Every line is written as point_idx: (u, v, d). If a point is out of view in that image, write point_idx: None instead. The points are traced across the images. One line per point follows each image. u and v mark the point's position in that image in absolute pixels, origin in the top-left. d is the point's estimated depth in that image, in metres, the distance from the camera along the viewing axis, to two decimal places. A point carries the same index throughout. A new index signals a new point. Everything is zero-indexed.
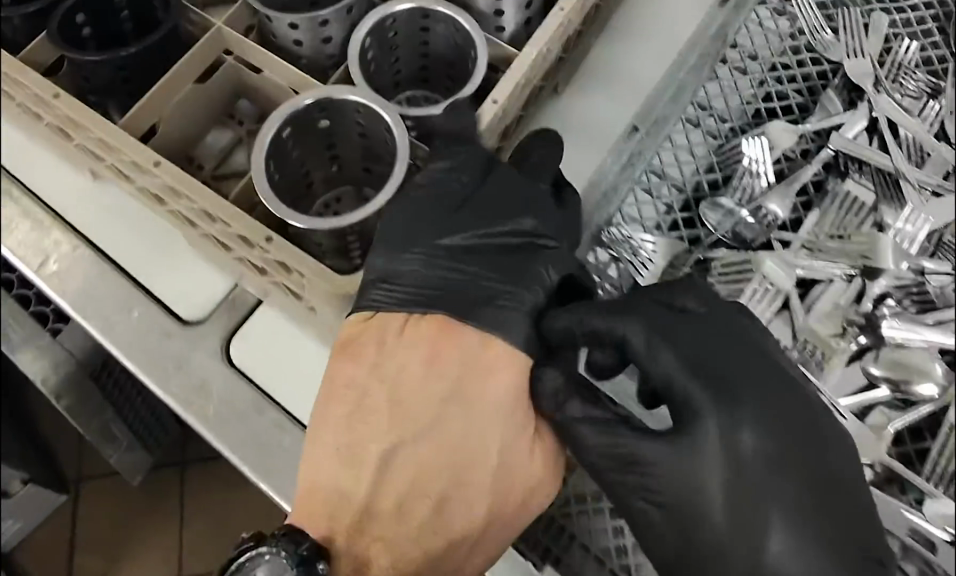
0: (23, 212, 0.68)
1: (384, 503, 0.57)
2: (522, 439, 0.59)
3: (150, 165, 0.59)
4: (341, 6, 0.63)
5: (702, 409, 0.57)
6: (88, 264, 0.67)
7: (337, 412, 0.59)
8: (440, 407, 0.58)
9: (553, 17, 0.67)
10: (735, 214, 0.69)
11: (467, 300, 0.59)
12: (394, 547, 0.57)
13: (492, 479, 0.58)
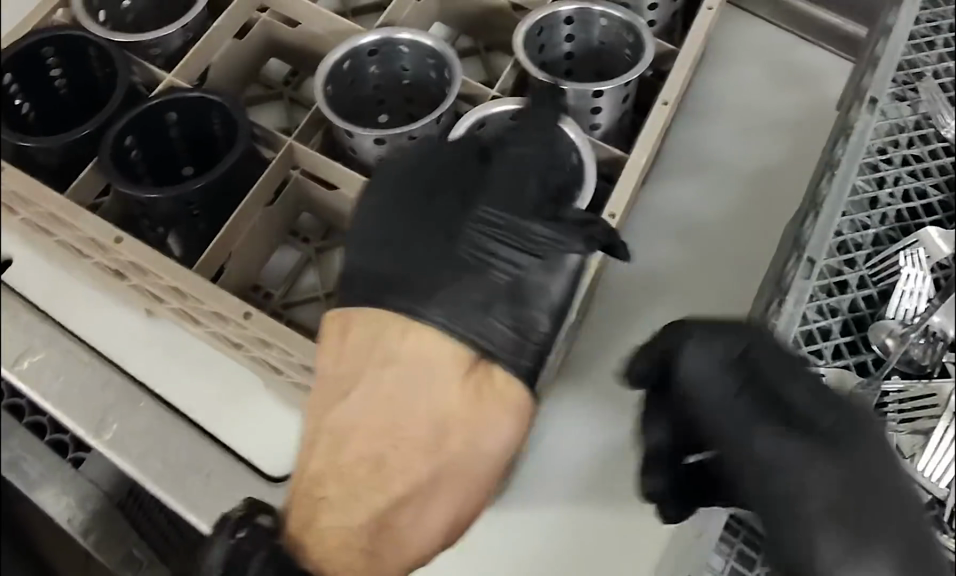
0: (68, 363, 0.59)
1: (339, 482, 0.50)
2: (455, 405, 0.48)
3: (239, 317, 0.52)
4: (433, 117, 0.56)
5: (795, 401, 0.48)
6: (152, 420, 0.57)
7: (315, 401, 0.51)
8: (400, 409, 0.48)
9: (657, 115, 0.61)
10: (905, 341, 0.52)
11: (430, 280, 0.49)
12: (351, 531, 0.50)
13: (435, 462, 0.49)
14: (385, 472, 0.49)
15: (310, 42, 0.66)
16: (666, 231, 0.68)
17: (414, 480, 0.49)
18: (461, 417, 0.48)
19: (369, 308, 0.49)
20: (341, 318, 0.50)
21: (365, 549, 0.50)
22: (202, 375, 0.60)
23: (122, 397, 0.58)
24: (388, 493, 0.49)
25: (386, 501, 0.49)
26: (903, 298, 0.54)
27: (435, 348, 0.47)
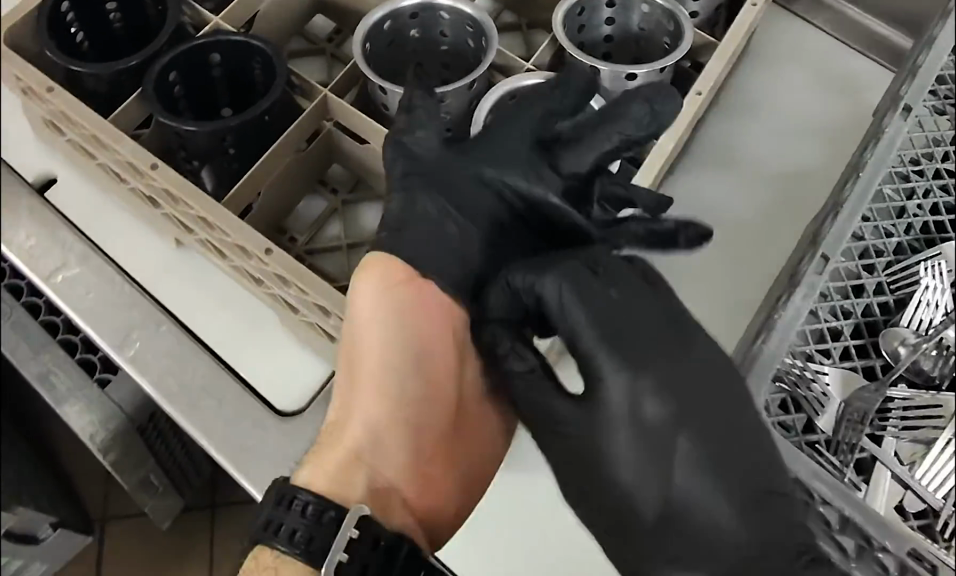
0: (98, 283, 0.61)
1: (336, 438, 0.53)
2: (404, 318, 0.53)
3: (260, 251, 0.53)
4: (466, 81, 0.58)
5: (578, 325, 0.47)
6: (171, 345, 0.60)
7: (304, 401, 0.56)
8: (361, 347, 0.53)
9: (690, 102, 0.61)
10: (918, 350, 0.51)
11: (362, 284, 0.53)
12: (371, 469, 0.53)
13: (401, 388, 0.54)
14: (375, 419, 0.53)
15: (355, 0, 0.68)
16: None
17: (436, 411, 0.55)
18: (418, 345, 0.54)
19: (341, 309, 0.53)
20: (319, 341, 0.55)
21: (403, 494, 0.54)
22: (224, 306, 0.62)
23: (145, 320, 0.60)
24: (360, 436, 0.52)
25: (363, 436, 0.53)
26: (919, 307, 0.53)
27: (375, 290, 0.52)
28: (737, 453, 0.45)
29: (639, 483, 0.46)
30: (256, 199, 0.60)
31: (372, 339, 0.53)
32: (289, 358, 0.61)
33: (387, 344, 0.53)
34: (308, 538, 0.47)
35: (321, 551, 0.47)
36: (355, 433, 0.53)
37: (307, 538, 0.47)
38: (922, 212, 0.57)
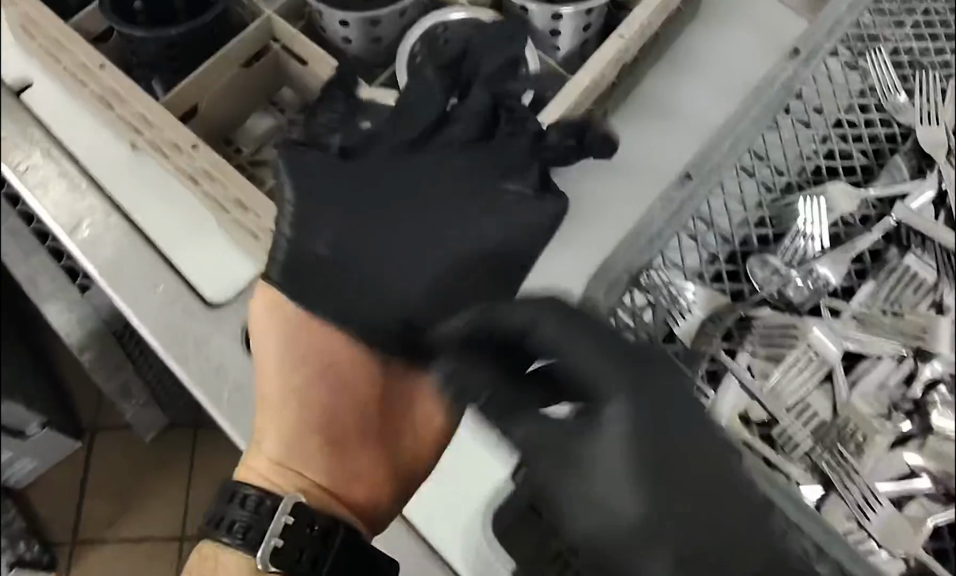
0: (55, 176, 0.67)
1: (264, 460, 0.57)
2: (311, 331, 0.59)
3: (188, 147, 0.58)
4: (396, 9, 0.63)
5: (581, 361, 0.46)
6: (118, 239, 0.66)
7: (267, 420, 0.58)
8: (272, 377, 0.59)
9: (611, 44, 0.64)
10: (786, 276, 0.55)
11: (286, 328, 0.59)
12: (307, 476, 0.57)
13: (302, 407, 0.59)
14: (310, 398, 0.59)
15: None
16: (601, 170, 0.71)
17: (348, 418, 0.60)
18: (339, 355, 0.60)
19: (271, 302, 0.59)
20: (257, 331, 0.60)
21: (357, 472, 0.59)
22: (169, 207, 0.68)
23: (101, 212, 0.67)
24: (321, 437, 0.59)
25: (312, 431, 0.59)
26: (797, 238, 0.56)
27: (269, 316, 0.59)
28: (658, 446, 0.45)
29: (611, 444, 0.45)
30: (199, 106, 0.64)
31: (272, 381, 0.59)
32: (223, 257, 0.66)
33: (293, 415, 0.58)
34: (246, 528, 0.53)
35: (256, 539, 0.52)
36: (266, 457, 0.57)
37: (245, 528, 0.53)
38: (815, 158, 0.60)
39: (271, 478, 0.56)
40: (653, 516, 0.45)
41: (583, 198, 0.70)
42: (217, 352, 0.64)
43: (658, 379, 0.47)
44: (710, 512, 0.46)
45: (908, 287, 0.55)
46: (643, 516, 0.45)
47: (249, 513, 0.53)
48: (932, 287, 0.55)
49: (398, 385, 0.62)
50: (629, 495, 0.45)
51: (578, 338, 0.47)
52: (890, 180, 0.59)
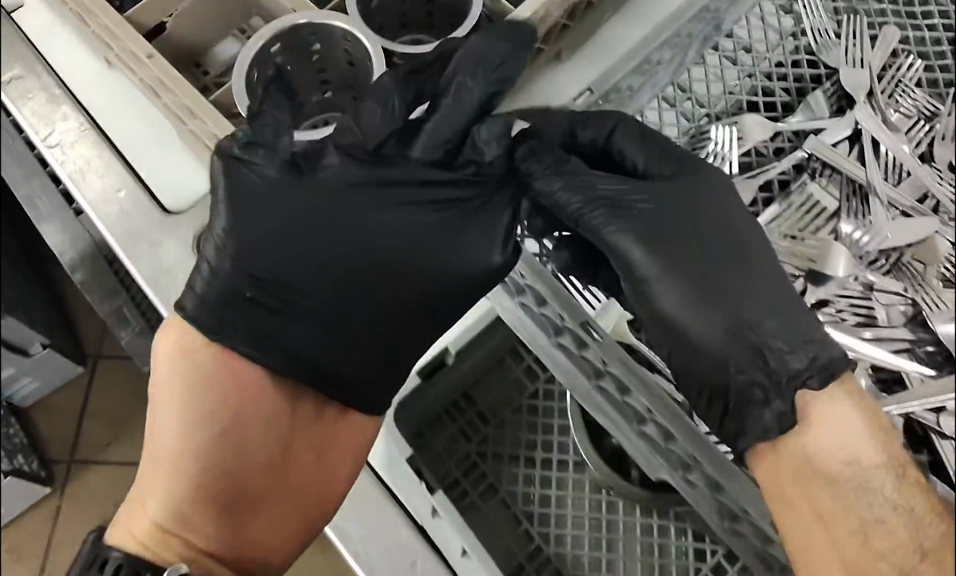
0: (41, 89, 0.73)
1: (146, 528, 0.55)
2: (206, 385, 0.55)
3: (144, 57, 0.62)
4: None
5: (622, 187, 0.50)
6: (91, 150, 0.71)
7: (153, 477, 0.56)
8: (165, 443, 0.56)
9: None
10: None
11: (197, 356, 0.55)
12: (188, 538, 0.55)
13: (201, 454, 0.55)
14: (209, 470, 0.56)
15: None
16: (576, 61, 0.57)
17: (255, 485, 0.57)
18: (228, 401, 0.56)
19: (163, 356, 0.56)
20: (167, 353, 0.56)
21: (272, 510, 0.58)
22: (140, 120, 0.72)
23: (76, 121, 0.72)
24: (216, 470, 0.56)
25: (187, 478, 0.55)
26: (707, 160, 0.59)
27: (169, 363, 0.56)
28: (727, 283, 0.49)
29: (660, 281, 0.49)
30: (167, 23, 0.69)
31: (170, 426, 0.56)
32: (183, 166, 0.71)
33: (194, 448, 0.55)
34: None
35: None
36: (149, 519, 0.55)
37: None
38: (741, 93, 0.63)
39: (143, 542, 0.53)
40: (737, 334, 0.49)
41: (550, 92, 0.56)
42: (167, 254, 0.69)
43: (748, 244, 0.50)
44: (791, 321, 0.49)
45: (810, 215, 0.57)
46: (724, 332, 0.49)
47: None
48: (833, 216, 0.57)
49: (324, 428, 0.60)
50: (718, 334, 0.49)
51: (657, 195, 0.50)
52: (808, 116, 0.61)
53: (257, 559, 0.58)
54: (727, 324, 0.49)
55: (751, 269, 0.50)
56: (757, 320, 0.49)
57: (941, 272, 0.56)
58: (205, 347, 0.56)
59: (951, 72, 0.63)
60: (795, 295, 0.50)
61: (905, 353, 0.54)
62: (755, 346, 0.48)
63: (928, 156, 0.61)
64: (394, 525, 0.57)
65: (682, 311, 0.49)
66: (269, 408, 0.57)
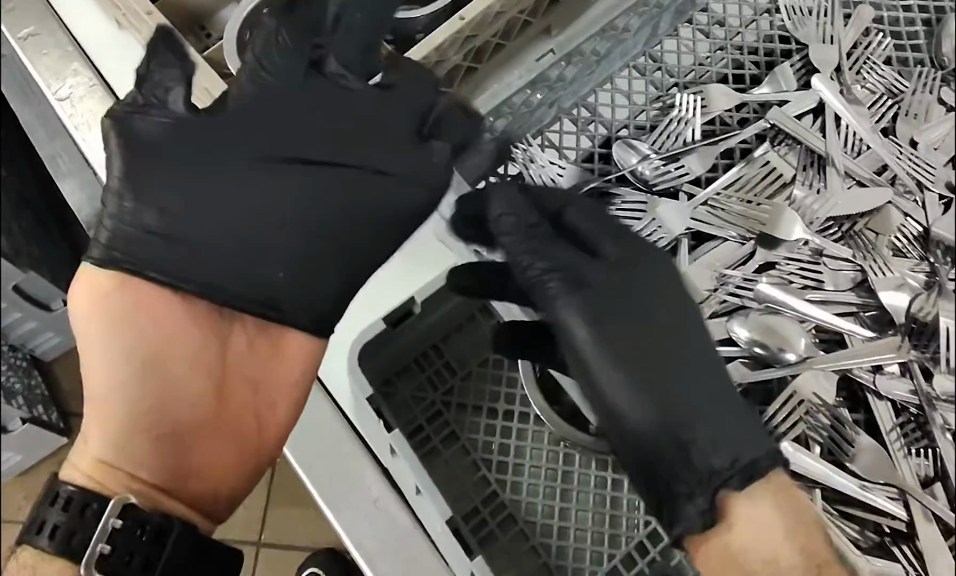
0: (52, 41, 0.63)
1: (90, 462, 0.48)
2: (149, 305, 0.51)
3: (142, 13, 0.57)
4: None
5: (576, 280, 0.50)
6: (100, 103, 0.62)
7: (89, 411, 0.50)
8: (95, 376, 0.50)
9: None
10: (648, 158, 0.59)
11: (130, 282, 0.51)
12: (138, 470, 0.48)
13: (151, 377, 0.50)
14: (158, 396, 0.50)
15: None
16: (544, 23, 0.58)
17: (199, 411, 0.51)
18: (173, 325, 0.51)
19: (99, 283, 0.51)
20: (92, 282, 0.51)
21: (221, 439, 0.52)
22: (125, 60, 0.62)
23: (54, 41, 0.64)
24: (169, 404, 0.50)
25: (134, 405, 0.49)
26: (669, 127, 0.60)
27: (108, 289, 0.51)
28: (661, 371, 0.49)
29: (600, 361, 0.48)
30: None
31: (95, 356, 0.51)
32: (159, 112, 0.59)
33: (128, 369, 0.50)
34: (68, 534, 0.44)
35: (79, 546, 0.44)
36: (92, 455, 0.49)
37: (69, 533, 0.44)
38: (712, 65, 0.64)
39: (90, 476, 0.47)
40: (656, 426, 0.48)
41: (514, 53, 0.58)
42: None
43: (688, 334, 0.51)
44: (722, 417, 0.49)
45: (767, 182, 0.59)
46: (654, 408, 0.48)
47: (62, 514, 0.44)
48: (788, 184, 0.59)
49: (266, 355, 0.54)
50: (649, 408, 0.48)
51: (602, 276, 0.50)
52: (775, 89, 0.62)
53: (206, 491, 0.51)
54: (659, 408, 0.48)
55: (686, 357, 0.50)
56: (694, 408, 0.49)
57: (893, 242, 0.58)
58: (132, 280, 0.51)
59: (922, 52, 0.64)
60: (715, 371, 0.51)
61: (851, 316, 0.56)
62: (676, 440, 0.48)
63: (890, 131, 0.62)
64: (347, 439, 0.57)
65: (604, 370, 0.48)
66: (197, 332, 0.52)
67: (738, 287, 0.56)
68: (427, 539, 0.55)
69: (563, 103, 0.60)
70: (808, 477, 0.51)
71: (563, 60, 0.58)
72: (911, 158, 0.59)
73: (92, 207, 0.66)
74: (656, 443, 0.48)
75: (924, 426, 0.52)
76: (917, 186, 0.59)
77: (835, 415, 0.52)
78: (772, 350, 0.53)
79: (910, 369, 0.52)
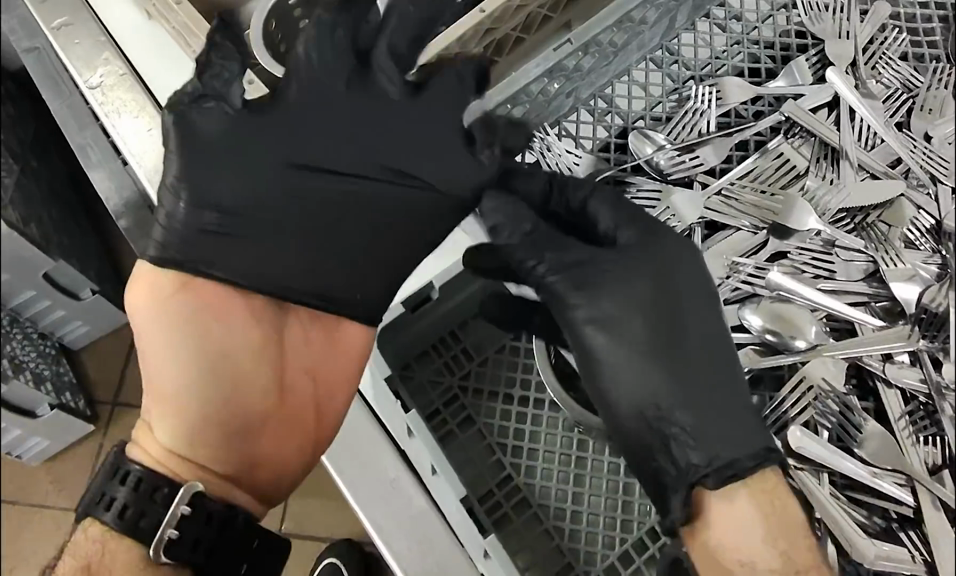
0: (84, 31, 0.62)
1: (159, 451, 0.51)
2: (211, 306, 0.53)
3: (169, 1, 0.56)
4: None
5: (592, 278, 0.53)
6: (132, 91, 0.60)
7: (153, 400, 0.53)
8: (159, 372, 0.52)
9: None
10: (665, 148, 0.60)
11: (205, 283, 0.53)
12: (210, 459, 0.51)
13: (212, 372, 0.52)
14: (229, 393, 0.52)
15: None
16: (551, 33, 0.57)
17: (261, 403, 0.54)
18: (235, 323, 0.53)
19: (167, 278, 0.53)
20: (156, 280, 0.53)
21: (280, 428, 0.55)
22: (154, 53, 0.60)
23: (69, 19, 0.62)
24: (238, 398, 0.53)
25: (199, 399, 0.51)
26: (687, 116, 0.61)
27: (172, 288, 0.52)
28: (668, 377, 0.52)
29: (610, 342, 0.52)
30: None
31: (164, 352, 0.52)
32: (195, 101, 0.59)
33: (197, 369, 0.52)
34: (136, 516, 0.46)
35: (146, 529, 0.46)
36: (162, 445, 0.51)
37: (136, 514, 0.46)
38: (729, 59, 0.65)
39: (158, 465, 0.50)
40: (648, 414, 0.51)
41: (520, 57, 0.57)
42: None
43: (698, 318, 0.53)
44: (713, 421, 0.50)
45: (781, 174, 0.60)
46: (653, 390, 0.51)
47: (128, 491, 0.47)
48: (801, 175, 0.60)
49: (319, 359, 0.56)
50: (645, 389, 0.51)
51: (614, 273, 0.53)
52: (791, 82, 0.63)
53: (270, 479, 0.55)
54: (654, 404, 0.51)
55: (690, 356, 0.52)
56: (686, 406, 0.51)
57: (905, 235, 0.58)
58: (189, 281, 0.53)
59: (938, 48, 0.65)
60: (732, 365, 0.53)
61: (862, 306, 0.57)
62: (662, 434, 0.51)
63: (904, 126, 0.63)
64: (369, 427, 0.54)
65: (606, 359, 0.52)
66: (254, 327, 0.54)
67: (750, 276, 0.56)
68: (442, 524, 0.52)
69: (581, 93, 0.60)
70: (817, 462, 0.51)
71: (580, 50, 0.57)
72: (925, 152, 0.60)
73: (123, 197, 0.62)
74: (641, 431, 0.51)
75: (933, 414, 0.52)
76: (931, 179, 0.59)
77: (844, 402, 0.52)
78: (782, 338, 0.54)
79: (920, 358, 0.53)
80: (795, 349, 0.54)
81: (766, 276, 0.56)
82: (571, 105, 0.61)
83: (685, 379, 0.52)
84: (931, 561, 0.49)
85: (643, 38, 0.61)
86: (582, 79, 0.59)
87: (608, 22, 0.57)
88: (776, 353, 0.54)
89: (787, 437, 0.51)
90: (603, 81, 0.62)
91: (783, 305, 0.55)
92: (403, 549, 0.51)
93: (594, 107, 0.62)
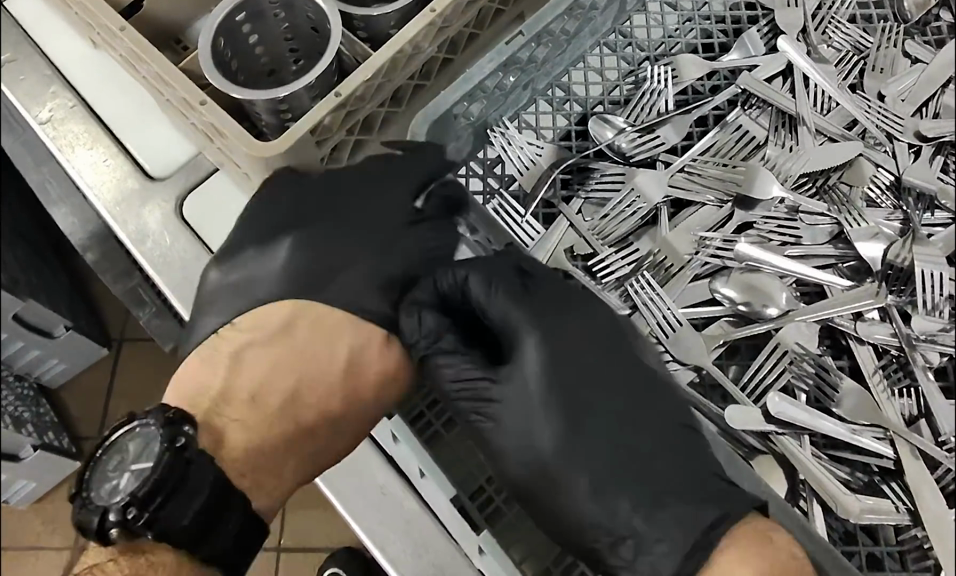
0: (29, 67, 0.61)
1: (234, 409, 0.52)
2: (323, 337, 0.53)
3: (115, 30, 0.55)
4: None
5: (504, 315, 0.51)
6: (83, 122, 0.60)
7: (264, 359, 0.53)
8: (279, 385, 0.53)
9: None
10: (625, 130, 0.61)
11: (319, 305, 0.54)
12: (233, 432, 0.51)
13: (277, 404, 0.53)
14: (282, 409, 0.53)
15: None
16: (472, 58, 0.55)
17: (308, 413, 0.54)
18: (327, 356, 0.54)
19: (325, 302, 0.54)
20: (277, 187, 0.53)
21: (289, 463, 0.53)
22: (106, 81, 0.61)
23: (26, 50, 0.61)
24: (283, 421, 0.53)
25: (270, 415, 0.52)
26: (646, 95, 0.62)
27: (304, 318, 0.53)
28: (589, 399, 0.50)
29: (536, 371, 0.49)
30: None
31: (260, 363, 0.53)
32: (155, 124, 0.60)
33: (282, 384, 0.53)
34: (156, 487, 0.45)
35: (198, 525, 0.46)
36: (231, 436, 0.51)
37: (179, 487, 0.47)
38: (682, 37, 0.65)
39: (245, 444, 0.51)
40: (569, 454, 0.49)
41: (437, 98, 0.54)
42: None
43: (659, 403, 0.51)
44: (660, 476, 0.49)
45: (742, 146, 0.61)
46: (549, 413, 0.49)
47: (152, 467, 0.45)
48: (761, 146, 0.61)
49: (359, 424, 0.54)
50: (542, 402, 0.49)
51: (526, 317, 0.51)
52: (744, 54, 0.63)
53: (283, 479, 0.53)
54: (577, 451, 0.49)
55: (651, 420, 0.50)
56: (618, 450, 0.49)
57: (866, 194, 0.59)
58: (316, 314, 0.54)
59: (886, 7, 0.65)
60: (687, 441, 0.50)
61: (829, 268, 0.58)
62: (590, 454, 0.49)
63: (858, 87, 0.64)
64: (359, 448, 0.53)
65: (516, 404, 0.49)
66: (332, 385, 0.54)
67: (718, 250, 0.58)
68: (443, 533, 0.49)
69: (537, 86, 0.61)
70: (797, 425, 0.52)
71: (534, 41, 0.56)
72: (880, 111, 0.61)
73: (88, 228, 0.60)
74: (550, 458, 0.49)
75: (906, 366, 0.54)
76: (887, 137, 0.61)
77: (820, 364, 0.54)
78: (754, 307, 0.56)
79: (890, 313, 0.55)
80: (768, 315, 0.55)
81: (734, 248, 0.57)
82: (532, 99, 0.62)
83: (637, 430, 0.50)
84: (915, 510, 0.50)
85: (595, 25, 0.62)
86: (539, 72, 0.60)
87: (560, 11, 0.56)
88: (749, 323, 0.56)
89: (765, 403, 0.53)
90: (560, 70, 0.62)
91: (755, 274, 0.57)
92: (401, 554, 0.49)
93: (554, 97, 0.63)
